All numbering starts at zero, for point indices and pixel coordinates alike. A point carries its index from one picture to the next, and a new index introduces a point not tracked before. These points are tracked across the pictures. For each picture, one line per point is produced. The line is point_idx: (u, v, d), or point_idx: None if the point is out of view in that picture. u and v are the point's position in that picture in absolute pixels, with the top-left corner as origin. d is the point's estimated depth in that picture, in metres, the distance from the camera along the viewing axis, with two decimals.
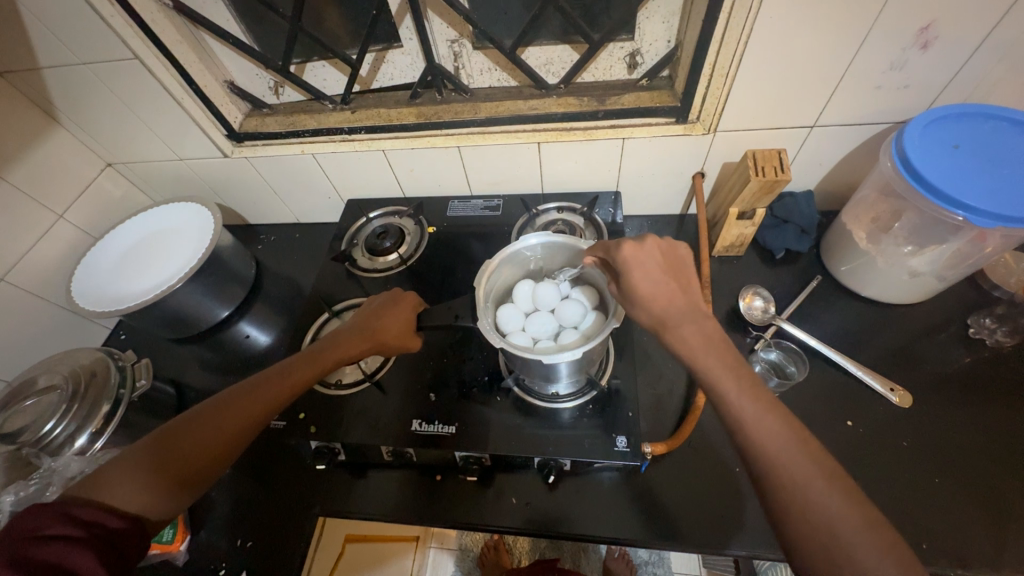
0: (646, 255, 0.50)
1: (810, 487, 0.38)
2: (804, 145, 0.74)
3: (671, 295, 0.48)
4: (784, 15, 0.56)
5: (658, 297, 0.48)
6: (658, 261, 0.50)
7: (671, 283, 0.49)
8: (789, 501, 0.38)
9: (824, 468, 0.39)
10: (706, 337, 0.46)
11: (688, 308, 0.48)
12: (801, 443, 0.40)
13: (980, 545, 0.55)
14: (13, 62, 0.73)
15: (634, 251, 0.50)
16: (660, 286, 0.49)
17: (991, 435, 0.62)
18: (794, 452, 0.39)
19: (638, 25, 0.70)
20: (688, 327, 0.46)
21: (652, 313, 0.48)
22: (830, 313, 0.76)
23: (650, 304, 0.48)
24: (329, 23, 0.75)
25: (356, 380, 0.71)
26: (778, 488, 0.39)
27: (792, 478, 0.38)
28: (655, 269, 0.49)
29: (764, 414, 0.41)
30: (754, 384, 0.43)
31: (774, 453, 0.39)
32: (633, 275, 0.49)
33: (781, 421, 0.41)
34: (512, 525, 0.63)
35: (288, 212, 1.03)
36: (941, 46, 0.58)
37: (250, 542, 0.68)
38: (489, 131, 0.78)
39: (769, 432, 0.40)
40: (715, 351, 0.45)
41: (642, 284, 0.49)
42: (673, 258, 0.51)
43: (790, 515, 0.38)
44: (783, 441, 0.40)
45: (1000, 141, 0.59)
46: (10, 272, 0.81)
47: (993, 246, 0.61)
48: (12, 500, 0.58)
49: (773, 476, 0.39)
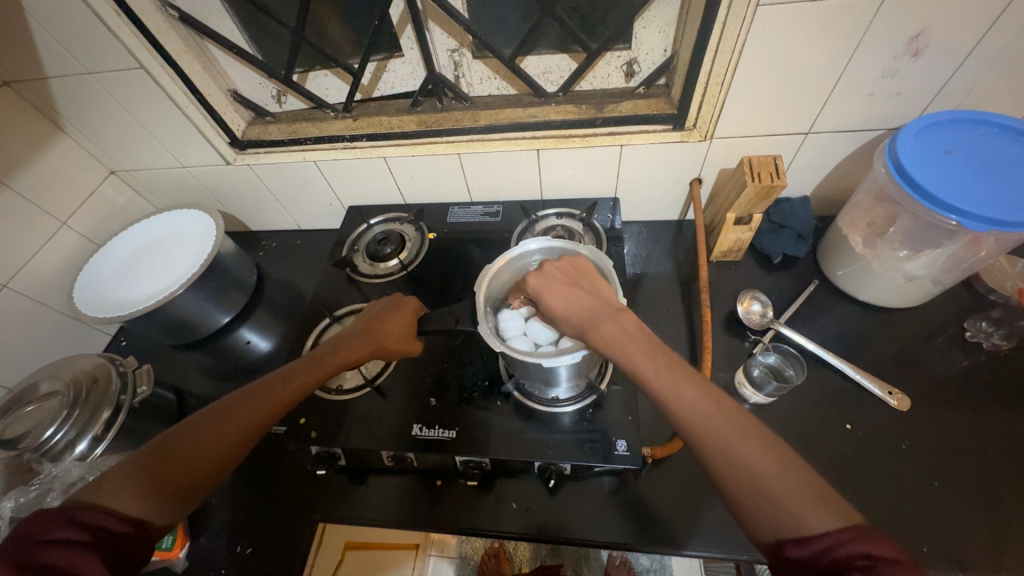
0: (547, 279, 0.56)
1: (756, 469, 0.37)
2: (799, 151, 0.75)
3: (583, 303, 0.53)
4: (775, 25, 0.58)
5: (571, 312, 0.53)
6: (561, 280, 0.56)
7: (579, 294, 0.54)
8: (741, 487, 0.38)
9: (765, 446, 0.39)
10: (624, 329, 0.49)
11: (599, 310, 0.52)
12: (737, 422, 0.40)
13: (977, 547, 0.55)
14: (19, 71, 0.74)
15: (537, 279, 0.56)
16: (571, 298, 0.54)
17: (988, 438, 0.62)
18: (731, 432, 0.39)
19: (635, 34, 0.71)
20: (607, 325, 0.50)
21: (576, 325, 0.52)
22: (828, 317, 0.77)
23: (570, 318, 0.52)
24: (332, 33, 0.76)
25: (357, 385, 0.71)
26: (728, 475, 0.39)
27: (737, 461, 0.38)
28: (561, 286, 0.55)
29: (699, 401, 0.42)
30: (684, 371, 0.44)
31: (714, 440, 0.40)
32: (544, 298, 0.55)
33: (715, 407, 0.41)
34: (513, 531, 0.63)
35: (290, 218, 1.04)
36: (931, 54, 0.60)
37: (251, 548, 0.68)
38: (489, 138, 0.79)
39: (705, 418, 0.41)
40: (635, 345, 0.47)
41: (555, 306, 0.54)
42: (574, 271, 0.57)
43: (744, 501, 0.38)
44: (722, 425, 0.40)
45: (992, 146, 0.60)
46: (13, 278, 0.81)
47: (988, 249, 0.62)
48: (11, 506, 0.61)
49: (720, 465, 0.39)
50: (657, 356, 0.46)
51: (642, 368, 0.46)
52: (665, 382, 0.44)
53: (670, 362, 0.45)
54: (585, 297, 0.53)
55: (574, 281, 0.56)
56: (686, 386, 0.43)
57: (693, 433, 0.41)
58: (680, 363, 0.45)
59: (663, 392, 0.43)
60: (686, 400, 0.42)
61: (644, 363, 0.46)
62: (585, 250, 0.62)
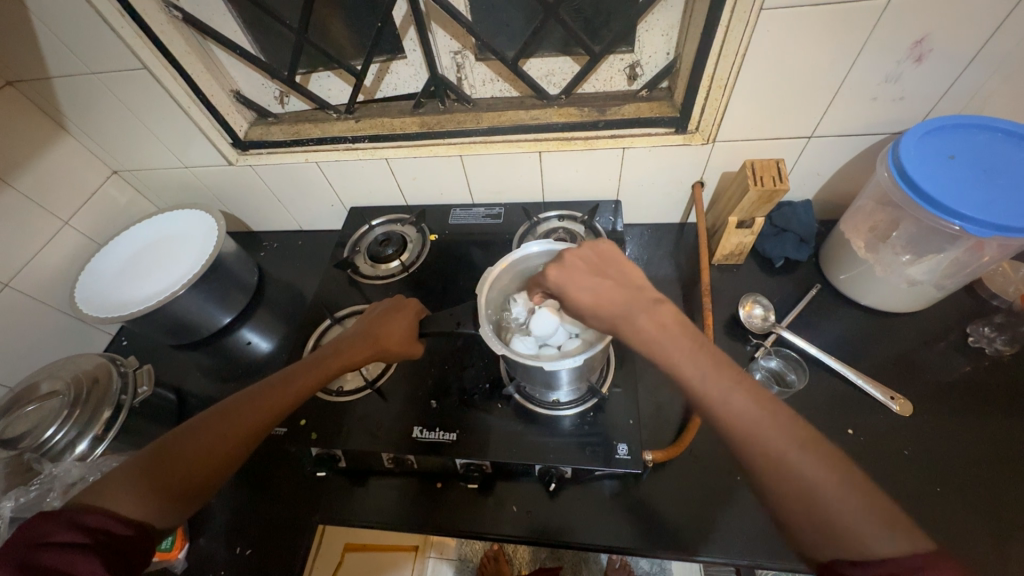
0: (570, 269, 0.53)
1: (818, 485, 0.37)
2: (802, 155, 0.75)
3: (612, 295, 0.50)
4: (779, 29, 0.58)
5: (600, 304, 0.50)
6: (586, 270, 0.53)
7: (605, 285, 0.51)
8: (796, 502, 0.38)
9: (828, 462, 0.38)
10: (661, 323, 0.48)
11: (631, 302, 0.50)
12: (795, 436, 0.40)
13: (981, 554, 0.55)
14: (23, 71, 0.75)
15: (558, 271, 0.53)
16: (597, 288, 0.51)
17: (991, 444, 0.62)
18: (791, 447, 0.39)
19: (638, 37, 0.71)
20: (643, 319, 0.48)
21: (605, 319, 0.50)
22: (830, 321, 0.77)
23: (600, 312, 0.50)
24: (335, 34, 0.76)
25: (357, 387, 0.71)
26: (784, 489, 0.38)
27: (798, 476, 0.38)
28: (585, 277, 0.52)
29: (757, 413, 0.41)
30: (738, 378, 0.43)
31: (774, 455, 0.39)
32: (568, 292, 0.51)
33: (773, 419, 0.41)
34: (513, 534, 0.63)
35: (291, 219, 1.04)
36: (935, 59, 0.59)
37: (250, 549, 0.67)
38: (491, 140, 0.79)
39: (765, 432, 0.40)
40: (677, 343, 0.46)
41: (582, 299, 0.51)
42: (598, 259, 0.54)
43: (799, 518, 0.38)
44: (781, 439, 0.40)
45: (995, 151, 0.60)
46: (15, 278, 0.81)
47: (991, 255, 0.62)
48: (12, 506, 0.60)
49: (777, 479, 0.39)
50: (704, 358, 0.45)
51: (686, 371, 0.45)
52: (715, 388, 0.43)
53: (717, 365, 0.44)
54: (612, 288, 0.51)
55: (599, 269, 0.53)
56: (739, 394, 0.42)
57: (746, 446, 0.41)
58: (730, 369, 0.44)
59: (710, 398, 0.43)
60: (743, 409, 0.41)
61: (690, 366, 0.45)
62: None
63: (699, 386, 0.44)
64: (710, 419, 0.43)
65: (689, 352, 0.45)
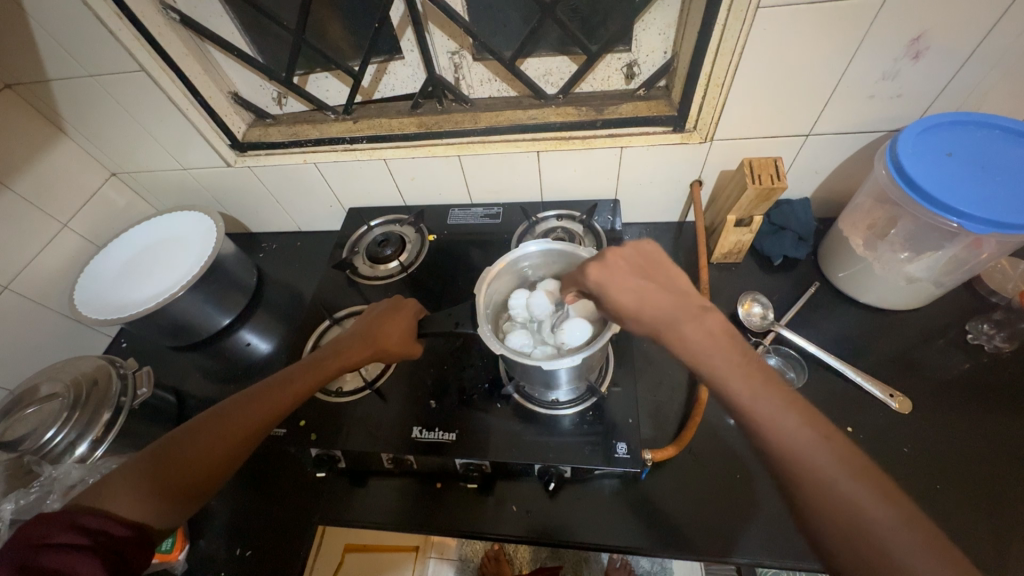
0: (613, 268, 0.50)
1: (871, 516, 0.36)
2: (799, 153, 0.75)
3: (657, 299, 0.48)
4: (776, 28, 0.58)
5: (644, 308, 0.47)
6: (629, 270, 0.50)
7: (650, 288, 0.48)
8: (846, 534, 0.36)
9: (883, 493, 0.37)
10: (709, 332, 0.45)
11: (678, 309, 0.47)
12: (848, 462, 0.38)
13: (981, 551, 0.55)
14: (22, 74, 0.75)
15: (601, 270, 0.50)
16: (641, 290, 0.48)
17: (991, 442, 0.62)
18: (844, 475, 0.37)
19: (635, 36, 0.71)
20: (690, 327, 0.46)
21: (648, 325, 0.47)
22: (829, 319, 0.77)
23: (643, 316, 0.47)
24: (332, 35, 0.76)
25: (356, 387, 0.71)
26: (832, 519, 0.37)
27: (849, 506, 0.36)
28: (628, 277, 0.49)
29: (807, 437, 0.39)
30: (788, 398, 0.42)
31: (824, 481, 0.38)
32: (610, 291, 0.49)
33: (825, 444, 0.39)
34: (513, 534, 0.63)
35: (290, 220, 1.04)
36: (932, 56, 0.59)
37: (251, 550, 0.67)
38: (489, 140, 0.79)
39: (817, 458, 0.38)
40: (725, 356, 0.44)
41: (624, 300, 0.48)
42: (641, 259, 0.51)
43: (835, 538, 0.37)
44: (833, 465, 0.38)
45: (992, 148, 0.60)
46: (14, 280, 0.81)
47: (989, 251, 0.62)
48: (11, 509, 0.59)
49: (826, 505, 0.37)
50: (753, 373, 0.43)
51: (734, 386, 0.42)
52: (766, 406, 0.41)
53: (767, 382, 0.43)
54: (658, 291, 0.48)
55: (644, 270, 0.50)
56: (791, 413, 0.41)
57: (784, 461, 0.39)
58: (782, 389, 0.42)
59: (761, 418, 0.41)
60: (793, 431, 0.40)
61: (739, 381, 0.43)
62: (585, 253, 0.62)
63: (748, 404, 0.42)
64: (756, 438, 0.41)
65: (738, 367, 0.43)
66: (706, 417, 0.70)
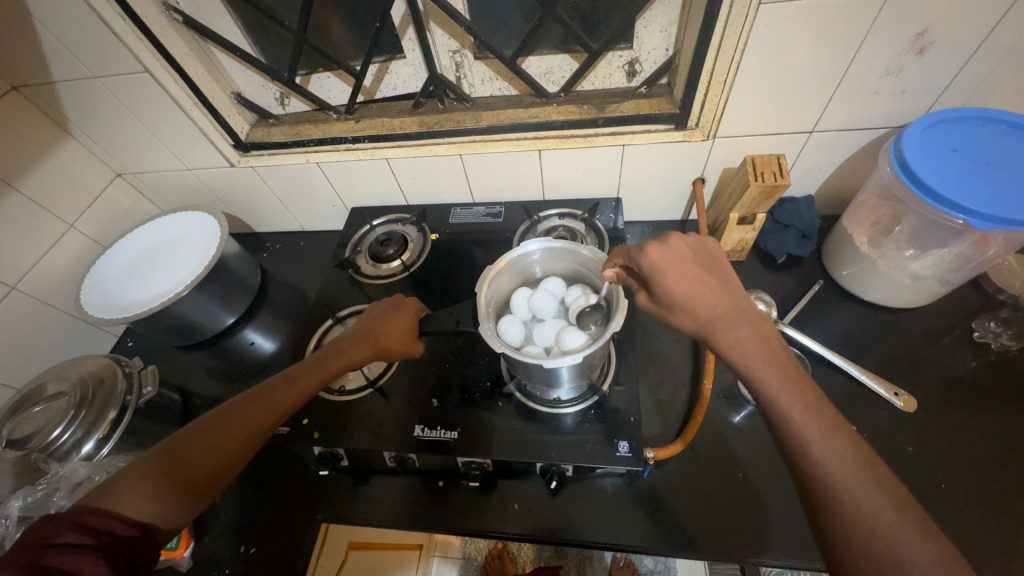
0: (674, 255, 0.49)
1: (903, 552, 0.34)
2: (803, 150, 0.74)
3: (714, 295, 0.47)
4: (779, 24, 0.57)
5: (699, 299, 0.47)
6: (688, 259, 0.50)
7: (707, 282, 0.48)
8: (870, 565, 0.36)
9: (924, 533, 0.35)
10: (766, 338, 0.46)
11: (737, 311, 0.47)
12: (893, 498, 0.37)
13: (988, 552, 0.54)
14: (30, 77, 0.76)
15: (659, 252, 0.49)
16: (696, 285, 0.48)
17: (998, 440, 0.62)
18: (885, 508, 0.36)
19: (637, 33, 0.71)
20: (744, 331, 0.46)
21: (700, 320, 0.47)
22: (833, 318, 0.76)
23: (695, 308, 0.47)
24: (334, 36, 0.77)
25: (359, 386, 0.72)
26: (858, 544, 0.36)
27: (882, 536, 0.35)
28: (689, 269, 0.48)
29: (850, 465, 0.39)
30: (838, 425, 0.41)
31: (857, 509, 0.37)
32: (665, 275, 0.48)
33: (868, 474, 0.38)
34: (515, 532, 0.63)
35: (293, 220, 1.05)
36: (936, 52, 0.59)
37: (254, 548, 0.68)
38: (490, 139, 0.79)
39: (852, 486, 0.38)
40: (781, 368, 0.44)
41: (677, 286, 0.48)
42: (702, 252, 0.51)
43: (849, 540, 0.37)
44: (873, 496, 0.37)
45: (998, 143, 0.59)
46: (21, 281, 0.82)
47: (996, 249, 0.61)
48: (19, 505, 0.59)
49: (854, 531, 0.37)
50: (806, 392, 0.43)
51: (782, 399, 0.43)
52: (814, 427, 0.41)
53: (819, 401, 0.42)
54: (716, 289, 0.48)
55: (702, 263, 0.50)
56: (839, 436, 0.40)
57: (819, 476, 0.39)
58: (829, 408, 0.42)
59: (811, 435, 0.40)
60: (833, 455, 0.39)
61: (786, 398, 0.42)
62: (587, 252, 0.61)
63: (793, 424, 0.41)
64: (792, 452, 0.41)
65: (791, 383, 0.43)
66: (709, 417, 0.69)
